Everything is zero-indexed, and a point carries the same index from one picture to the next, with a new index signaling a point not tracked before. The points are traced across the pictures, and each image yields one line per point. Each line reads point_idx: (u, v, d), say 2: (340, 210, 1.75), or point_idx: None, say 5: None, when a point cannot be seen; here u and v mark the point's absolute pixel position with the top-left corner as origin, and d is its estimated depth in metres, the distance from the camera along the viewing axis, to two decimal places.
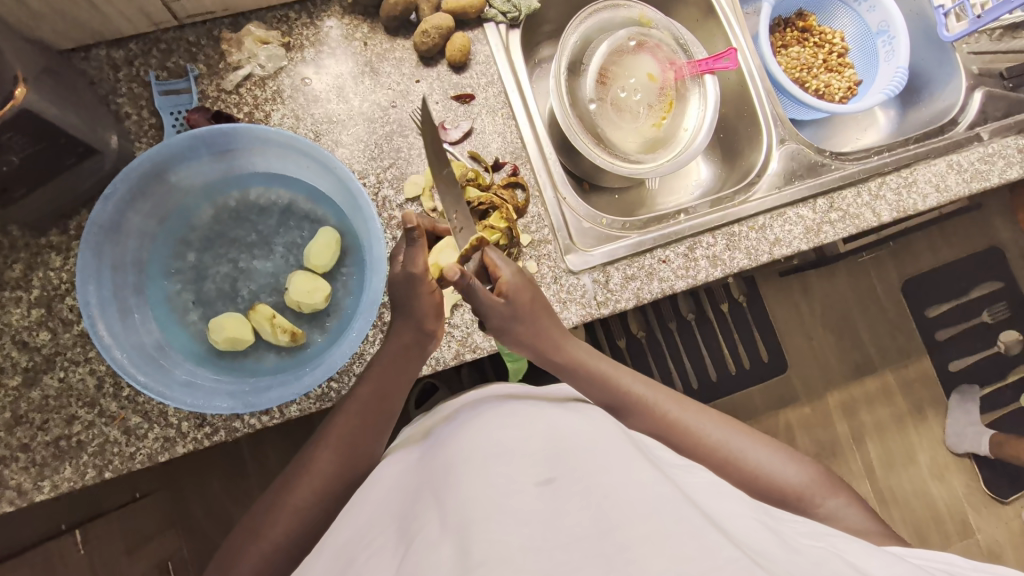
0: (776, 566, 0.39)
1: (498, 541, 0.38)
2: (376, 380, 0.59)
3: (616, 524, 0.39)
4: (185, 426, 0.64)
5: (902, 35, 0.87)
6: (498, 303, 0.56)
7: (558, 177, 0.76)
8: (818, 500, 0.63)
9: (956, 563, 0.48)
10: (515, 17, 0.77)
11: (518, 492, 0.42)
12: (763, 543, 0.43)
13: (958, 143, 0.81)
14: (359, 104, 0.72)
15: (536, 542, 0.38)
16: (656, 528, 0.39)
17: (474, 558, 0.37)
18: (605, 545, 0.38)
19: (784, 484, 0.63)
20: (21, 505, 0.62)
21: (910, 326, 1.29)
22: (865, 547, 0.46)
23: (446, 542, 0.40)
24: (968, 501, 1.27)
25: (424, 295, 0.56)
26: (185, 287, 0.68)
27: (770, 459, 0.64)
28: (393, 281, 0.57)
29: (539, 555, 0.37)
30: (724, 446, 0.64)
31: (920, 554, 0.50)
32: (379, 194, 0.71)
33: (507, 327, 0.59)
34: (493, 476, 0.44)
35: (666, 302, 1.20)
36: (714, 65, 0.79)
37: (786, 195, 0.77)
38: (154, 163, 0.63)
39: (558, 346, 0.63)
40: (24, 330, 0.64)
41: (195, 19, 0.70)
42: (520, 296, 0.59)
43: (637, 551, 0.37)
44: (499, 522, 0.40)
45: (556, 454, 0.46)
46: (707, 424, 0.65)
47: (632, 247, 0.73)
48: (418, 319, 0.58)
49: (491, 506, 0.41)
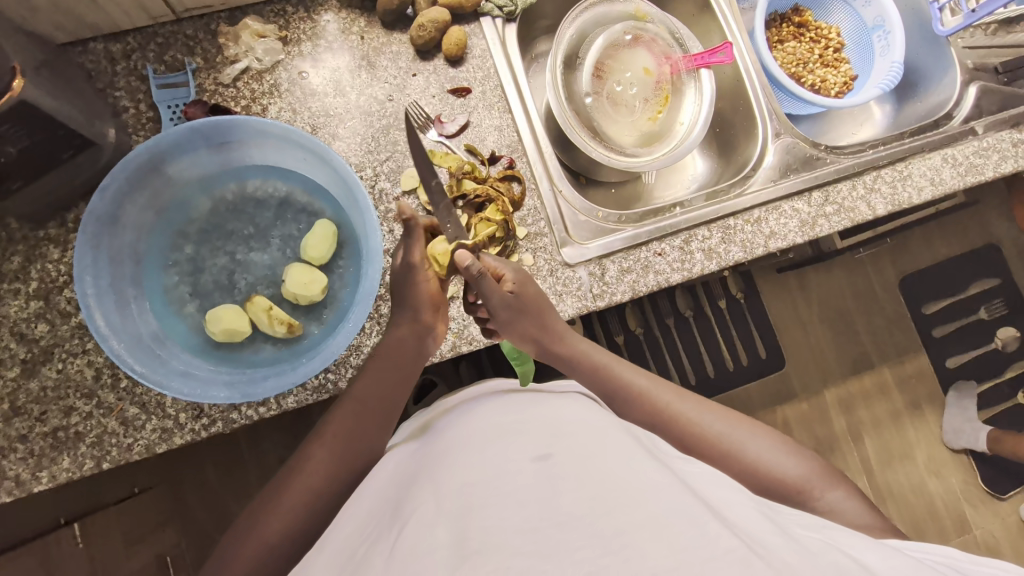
0: (775, 555, 0.39)
1: (495, 526, 0.39)
2: (376, 371, 0.60)
3: (613, 509, 0.39)
4: (183, 417, 0.64)
5: (898, 30, 0.87)
6: (508, 294, 0.60)
7: (555, 170, 0.76)
8: (818, 493, 0.63)
9: (950, 554, 0.49)
10: (511, 11, 0.77)
11: (515, 474, 0.43)
12: (764, 533, 0.43)
13: (953, 137, 0.82)
14: (355, 97, 0.72)
15: (533, 523, 0.39)
16: (653, 516, 0.39)
17: (471, 544, 0.37)
18: (602, 528, 0.38)
19: (785, 478, 0.63)
20: (19, 496, 0.62)
21: (907, 321, 1.29)
22: (861, 540, 0.46)
23: (443, 526, 0.40)
24: (965, 497, 1.28)
25: (423, 281, 0.59)
26: (183, 279, 0.68)
27: (771, 453, 0.65)
28: (394, 273, 0.61)
29: (535, 535, 0.38)
30: (724, 439, 0.64)
31: (917, 547, 0.50)
32: (376, 187, 0.71)
33: (514, 320, 0.60)
34: (491, 463, 0.44)
35: (664, 297, 1.20)
36: (710, 60, 0.79)
37: (782, 188, 0.78)
38: (152, 154, 0.63)
39: (560, 338, 0.64)
40: (22, 321, 0.64)
41: (193, 13, 0.70)
42: (526, 290, 0.62)
43: (632, 535, 0.37)
44: (496, 507, 0.40)
45: (553, 440, 0.47)
46: (706, 416, 0.66)
47: (628, 240, 0.74)
48: (417, 305, 0.60)
49: (488, 492, 0.42)
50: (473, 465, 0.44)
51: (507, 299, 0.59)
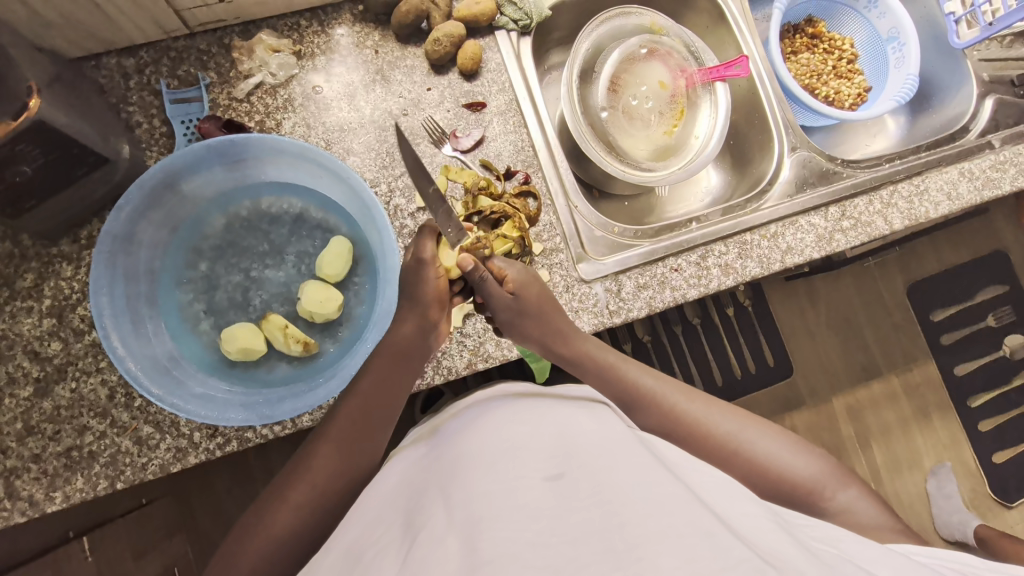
0: (791, 567, 0.38)
1: (506, 537, 0.37)
2: (381, 370, 0.59)
3: (626, 521, 0.38)
4: (197, 436, 0.64)
5: (913, 42, 0.87)
6: (507, 297, 0.59)
7: (570, 185, 0.76)
8: (829, 494, 0.63)
9: (972, 563, 0.48)
10: (526, 25, 0.77)
11: (526, 487, 0.41)
12: (781, 544, 0.42)
13: (969, 151, 0.81)
14: (370, 112, 0.72)
15: (544, 537, 0.37)
16: (666, 529, 0.38)
17: (480, 555, 0.36)
18: (614, 541, 0.37)
19: (796, 477, 0.63)
20: (33, 516, 0.61)
21: (916, 331, 1.29)
22: (883, 554, 0.45)
23: (453, 538, 0.39)
24: (975, 507, 1.26)
25: (431, 279, 0.58)
26: (197, 297, 0.68)
27: (780, 452, 0.64)
28: (403, 269, 0.60)
29: (547, 549, 0.36)
30: (733, 438, 0.64)
31: (931, 553, 0.50)
32: (391, 203, 0.70)
33: (516, 324, 0.60)
34: (502, 472, 0.43)
35: (673, 307, 1.20)
36: (726, 73, 0.78)
37: (800, 202, 0.77)
38: (167, 173, 0.63)
39: (566, 338, 0.62)
40: (35, 340, 0.64)
41: (206, 27, 0.70)
42: (527, 291, 0.60)
43: (646, 549, 0.36)
44: (507, 518, 0.39)
45: (565, 455, 0.45)
46: (716, 416, 0.65)
47: (643, 256, 0.73)
48: (423, 302, 0.59)
49: (500, 504, 0.40)
50: (485, 477, 0.43)
51: (508, 302, 0.59)
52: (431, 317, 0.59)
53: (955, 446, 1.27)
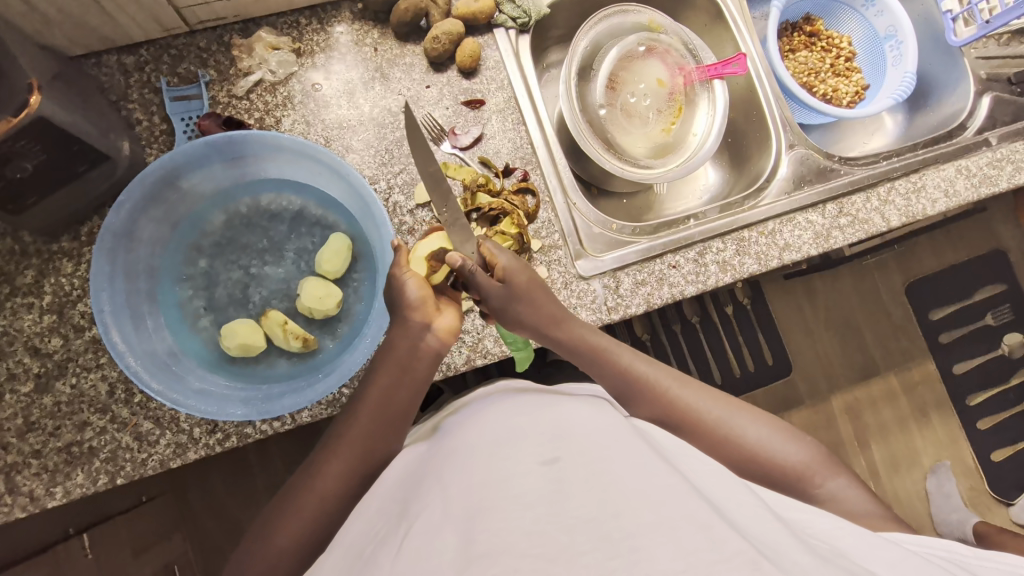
0: (786, 558, 0.38)
1: (502, 527, 0.38)
2: (387, 372, 0.58)
3: (622, 511, 0.39)
4: (197, 432, 0.64)
5: (910, 40, 0.87)
6: (495, 285, 0.58)
7: (569, 182, 0.76)
8: (818, 482, 0.64)
9: (959, 551, 0.48)
10: (525, 23, 0.77)
11: (523, 476, 0.42)
12: (777, 535, 0.42)
13: (967, 147, 0.82)
14: (370, 109, 0.72)
15: (539, 526, 0.38)
16: (662, 519, 0.38)
17: (476, 547, 0.36)
18: (609, 529, 0.37)
19: (786, 465, 0.64)
20: (34, 511, 0.62)
21: (915, 329, 1.29)
22: (879, 545, 0.45)
23: (450, 529, 0.39)
24: (973, 505, 1.27)
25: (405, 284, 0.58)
26: (197, 293, 0.68)
27: (770, 439, 0.65)
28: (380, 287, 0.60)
29: (542, 538, 0.37)
30: (723, 424, 0.64)
31: (917, 541, 0.51)
32: (390, 200, 0.71)
33: (507, 312, 0.59)
34: (499, 464, 0.43)
35: (672, 305, 1.20)
36: (724, 70, 0.78)
37: (797, 199, 0.78)
38: (167, 169, 0.63)
39: (559, 323, 0.62)
40: (35, 336, 0.64)
41: (206, 25, 0.70)
42: (516, 279, 0.59)
43: (641, 539, 0.36)
44: (504, 508, 0.39)
45: (563, 446, 0.46)
46: (706, 402, 0.65)
47: (641, 252, 0.73)
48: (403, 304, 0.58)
49: (497, 494, 0.40)
50: (482, 469, 0.43)
51: (498, 291, 0.58)
52: (415, 321, 0.58)
53: (953, 444, 1.27)
